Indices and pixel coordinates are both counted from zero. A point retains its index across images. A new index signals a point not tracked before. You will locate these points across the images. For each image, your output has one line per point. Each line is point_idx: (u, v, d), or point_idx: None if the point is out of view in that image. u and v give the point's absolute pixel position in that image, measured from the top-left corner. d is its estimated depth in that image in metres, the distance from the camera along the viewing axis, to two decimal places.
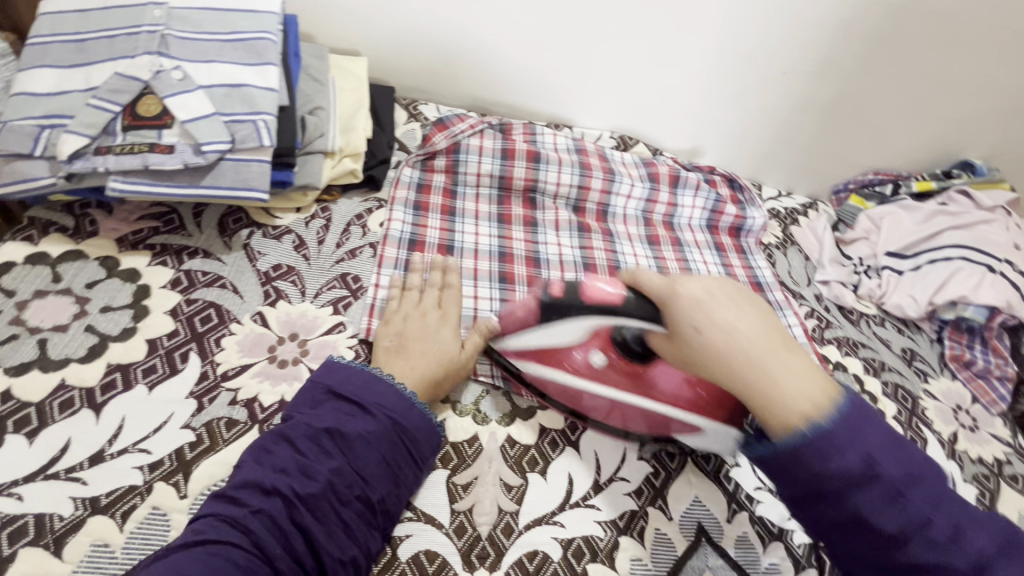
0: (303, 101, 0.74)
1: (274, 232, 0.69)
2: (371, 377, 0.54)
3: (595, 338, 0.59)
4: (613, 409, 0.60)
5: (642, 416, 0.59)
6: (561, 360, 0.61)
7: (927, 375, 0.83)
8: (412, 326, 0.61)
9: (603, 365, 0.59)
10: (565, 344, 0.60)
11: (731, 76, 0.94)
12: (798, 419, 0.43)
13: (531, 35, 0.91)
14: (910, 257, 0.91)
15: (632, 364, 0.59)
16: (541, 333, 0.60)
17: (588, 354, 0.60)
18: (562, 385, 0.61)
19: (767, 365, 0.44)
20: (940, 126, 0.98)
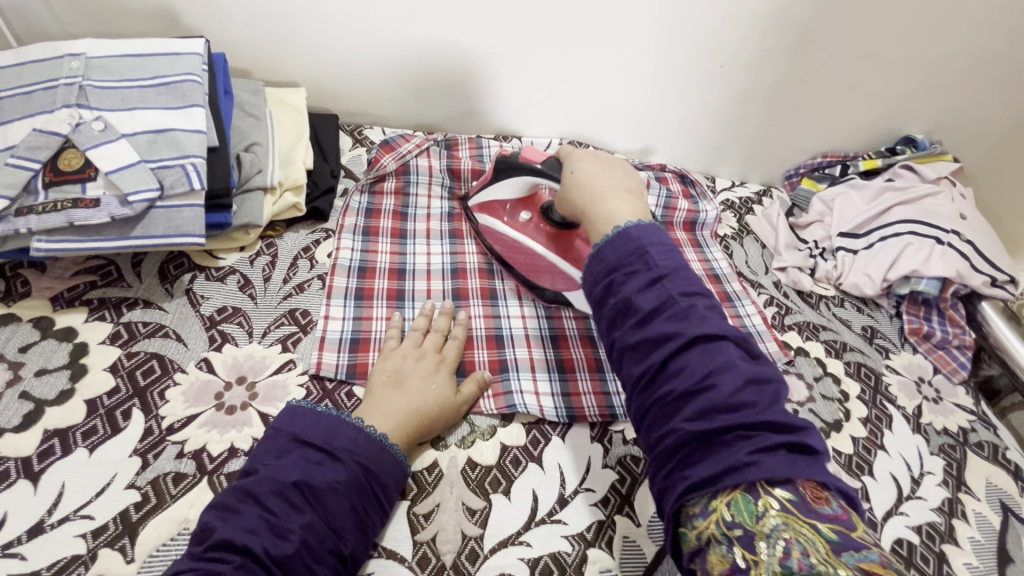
0: (238, 138, 0.73)
1: (217, 274, 0.68)
2: (340, 422, 0.52)
3: (529, 199, 0.76)
4: (518, 250, 0.76)
5: (550, 272, 0.74)
6: (500, 211, 0.77)
7: (888, 350, 0.84)
8: (409, 366, 0.61)
9: (529, 221, 0.76)
10: (505, 199, 0.77)
11: (671, 74, 0.95)
12: (609, 220, 0.58)
13: (467, 51, 0.90)
14: (863, 236, 0.92)
15: (554, 228, 0.74)
16: (491, 189, 0.77)
17: (515, 212, 0.76)
18: (505, 238, 0.76)
19: (602, 194, 0.61)
20: (880, 105, 0.99)
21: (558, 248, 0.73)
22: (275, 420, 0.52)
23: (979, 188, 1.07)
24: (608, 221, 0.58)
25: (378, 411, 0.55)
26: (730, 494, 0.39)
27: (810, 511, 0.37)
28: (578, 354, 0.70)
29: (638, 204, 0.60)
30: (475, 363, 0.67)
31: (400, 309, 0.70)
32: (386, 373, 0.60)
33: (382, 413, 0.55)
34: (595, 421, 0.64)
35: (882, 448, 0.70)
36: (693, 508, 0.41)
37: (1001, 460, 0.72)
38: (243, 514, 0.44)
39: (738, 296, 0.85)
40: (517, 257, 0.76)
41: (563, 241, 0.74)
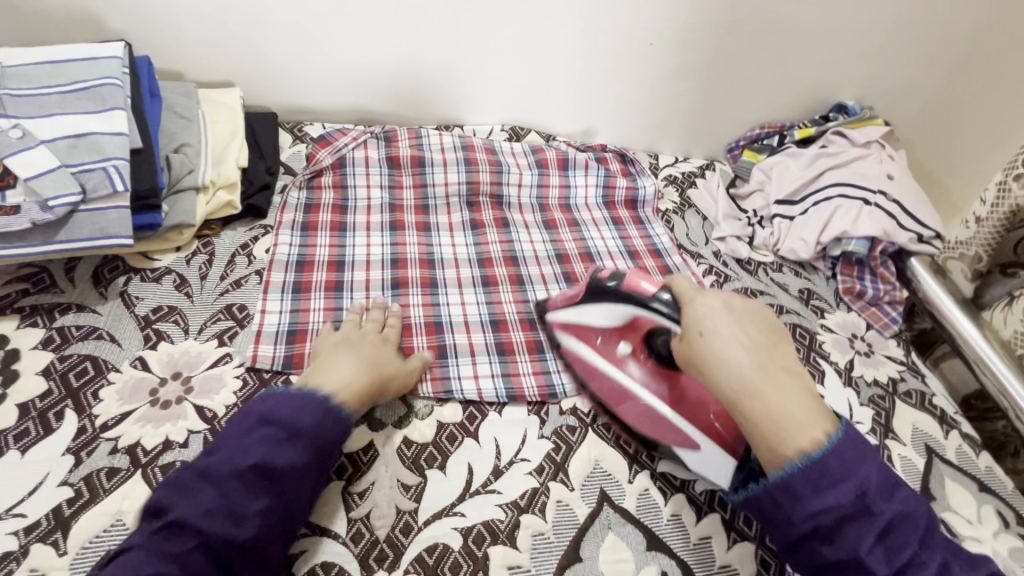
0: (167, 140, 0.74)
1: (152, 275, 0.68)
2: (295, 397, 0.53)
3: (628, 327, 0.64)
4: (624, 397, 0.63)
5: (653, 426, 0.61)
6: (592, 335, 0.67)
7: (824, 310, 0.86)
8: (357, 341, 0.64)
9: (629, 354, 0.64)
10: (596, 325, 0.66)
11: (604, 53, 0.96)
12: (797, 449, 0.46)
13: (401, 42, 0.91)
14: (798, 202, 0.95)
15: (660, 365, 0.63)
16: (580, 312, 0.66)
17: (610, 342, 0.66)
18: (608, 382, 0.65)
19: (740, 390, 0.48)
20: (810, 74, 1.02)
21: (677, 396, 0.61)
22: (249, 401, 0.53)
23: (912, 150, 1.11)
24: (793, 450, 0.46)
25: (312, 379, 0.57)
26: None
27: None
28: (518, 336, 0.73)
29: (755, 337, 0.50)
30: (413, 349, 0.68)
31: (338, 299, 0.72)
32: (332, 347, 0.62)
33: (332, 376, 0.57)
34: (532, 400, 0.66)
35: None
36: None
37: (927, 407, 0.75)
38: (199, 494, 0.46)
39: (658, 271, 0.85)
40: (620, 401, 0.64)
41: (672, 382, 0.62)
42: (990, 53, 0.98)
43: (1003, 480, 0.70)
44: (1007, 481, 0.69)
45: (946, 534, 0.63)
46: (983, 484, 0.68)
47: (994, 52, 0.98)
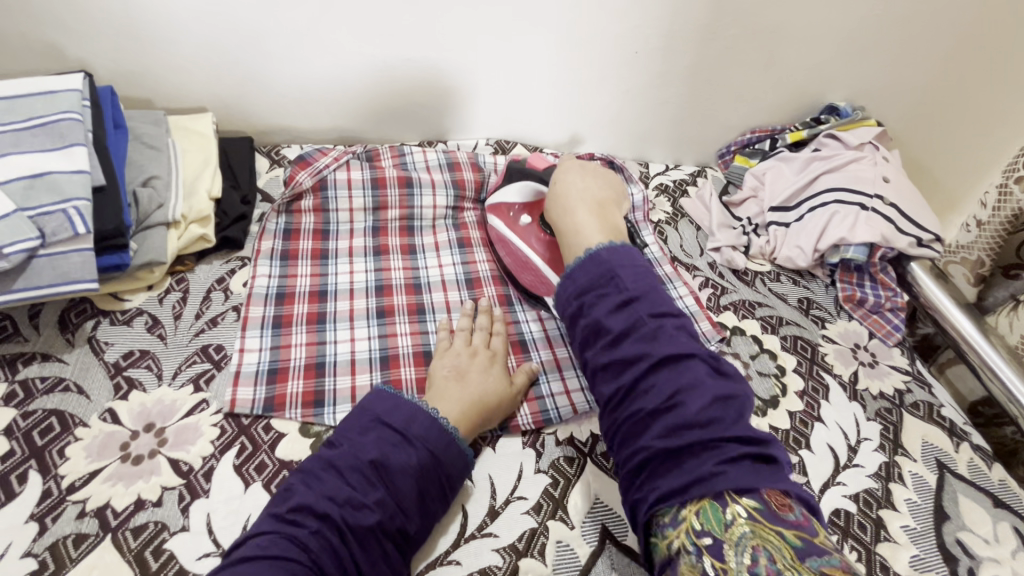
0: (135, 172, 0.70)
1: (123, 316, 0.65)
2: (419, 411, 0.55)
3: (534, 204, 0.78)
4: (527, 265, 0.74)
5: (534, 279, 0.73)
6: (506, 212, 0.79)
7: (824, 320, 0.84)
8: (465, 362, 0.63)
9: (528, 224, 0.76)
10: (512, 202, 0.79)
11: (587, 61, 0.94)
12: (581, 248, 0.64)
13: (378, 58, 0.88)
14: (794, 208, 0.92)
15: (548, 235, 0.74)
16: (500, 192, 0.80)
17: (519, 214, 0.78)
18: (513, 246, 0.76)
19: (569, 220, 0.67)
20: (799, 76, 1.00)
21: (552, 258, 0.73)
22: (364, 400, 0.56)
23: (906, 147, 1.09)
24: (579, 249, 0.64)
25: (448, 399, 0.59)
26: (699, 503, 0.43)
27: (776, 518, 0.41)
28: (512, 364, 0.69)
29: (593, 187, 0.71)
30: (401, 382, 0.65)
31: (321, 333, 0.68)
32: (447, 369, 0.63)
33: (441, 401, 0.58)
34: (527, 429, 0.63)
35: (819, 420, 0.71)
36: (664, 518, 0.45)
37: (936, 418, 0.73)
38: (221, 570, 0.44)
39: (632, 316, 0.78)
40: (516, 261, 0.76)
41: (553, 247, 0.73)
42: (983, 48, 0.96)
43: (1017, 493, 0.67)
44: (1021, 495, 0.67)
45: (962, 556, 0.61)
46: (998, 500, 0.66)
47: (986, 47, 0.95)
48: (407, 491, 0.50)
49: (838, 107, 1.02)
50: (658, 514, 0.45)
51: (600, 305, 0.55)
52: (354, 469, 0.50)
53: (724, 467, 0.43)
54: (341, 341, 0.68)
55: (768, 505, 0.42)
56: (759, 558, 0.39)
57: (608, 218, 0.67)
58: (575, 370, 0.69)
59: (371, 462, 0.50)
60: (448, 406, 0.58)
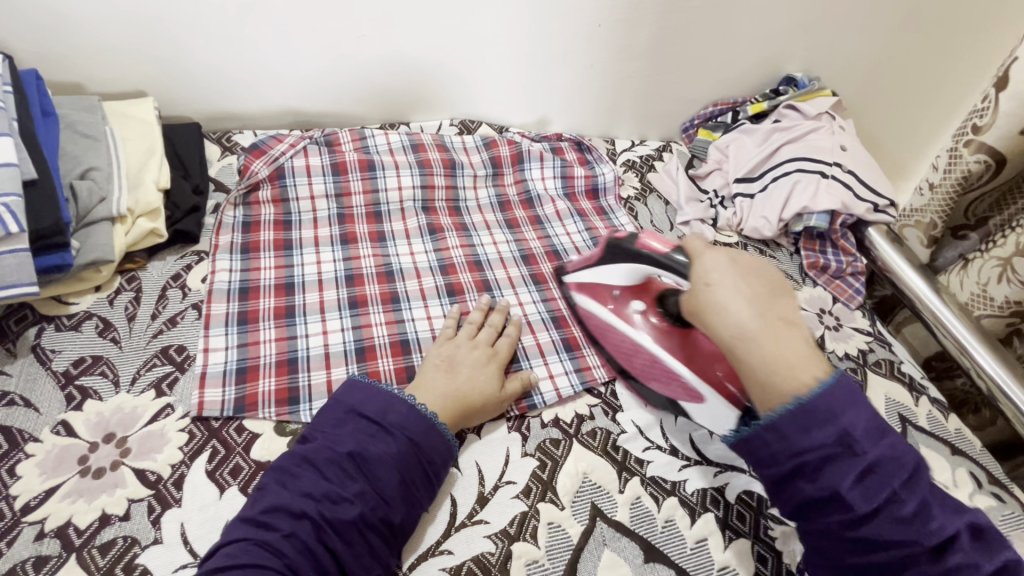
0: (71, 164, 0.65)
1: (69, 322, 0.60)
2: (394, 399, 0.54)
3: (641, 287, 0.68)
4: (637, 351, 0.66)
5: (649, 361, 0.65)
6: (606, 297, 0.70)
7: (791, 288, 0.87)
8: (462, 354, 0.62)
9: (642, 314, 0.67)
10: (614, 284, 0.69)
11: (550, 34, 0.91)
12: (786, 391, 0.43)
13: (330, 36, 0.83)
14: (757, 179, 0.94)
15: (671, 324, 0.65)
16: (596, 270, 0.70)
17: (624, 299, 0.69)
18: (612, 329, 0.69)
19: (740, 347, 0.45)
20: (755, 46, 1.00)
21: (689, 353, 0.63)
22: (335, 393, 0.55)
23: (858, 118, 1.13)
24: (785, 391, 0.43)
25: (434, 389, 0.57)
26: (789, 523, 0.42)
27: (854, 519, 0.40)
28: None
29: (757, 289, 0.47)
30: (380, 373, 0.63)
31: (291, 327, 0.65)
32: (438, 359, 0.62)
33: (430, 390, 0.57)
34: (511, 414, 0.62)
35: None
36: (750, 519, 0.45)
37: (897, 375, 0.77)
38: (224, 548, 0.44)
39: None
40: (624, 351, 0.67)
41: (684, 339, 0.64)
42: (928, 17, 0.98)
43: (971, 440, 0.72)
44: (975, 441, 0.72)
45: None
46: (955, 447, 0.70)
47: (933, 15, 0.98)
48: (390, 482, 0.49)
49: (795, 78, 1.03)
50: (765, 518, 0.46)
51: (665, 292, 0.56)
52: (329, 462, 0.48)
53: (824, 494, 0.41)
54: (313, 335, 0.65)
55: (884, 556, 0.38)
56: None
57: (784, 315, 0.46)
58: (556, 353, 0.69)
59: (347, 455, 0.49)
60: (432, 394, 0.57)
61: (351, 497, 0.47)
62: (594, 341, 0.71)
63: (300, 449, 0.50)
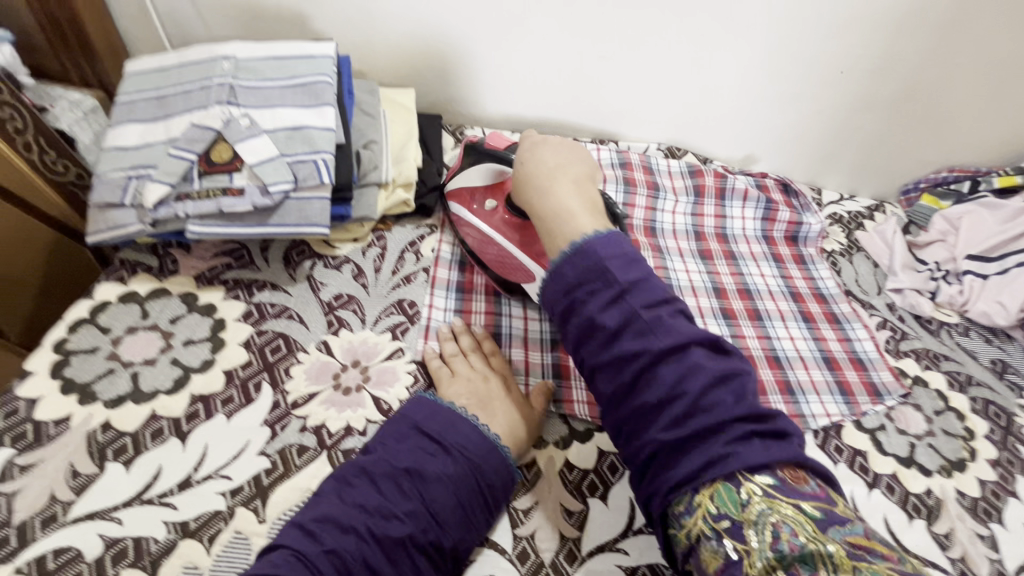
0: (357, 135, 0.78)
1: (334, 262, 0.72)
2: (455, 416, 0.54)
3: (496, 188, 0.72)
4: (489, 242, 0.70)
5: (501, 252, 0.69)
6: (469, 200, 0.73)
7: (1022, 388, 0.76)
8: (479, 386, 0.59)
9: (494, 210, 0.71)
10: (473, 186, 0.73)
11: (783, 74, 0.90)
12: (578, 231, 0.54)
13: (569, 56, 0.90)
14: (996, 259, 0.84)
15: (517, 219, 0.69)
16: (462, 176, 0.74)
17: (483, 200, 0.72)
18: (479, 233, 0.71)
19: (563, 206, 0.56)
20: (1023, 114, 0.90)
21: (526, 242, 0.67)
22: (404, 407, 0.55)
23: None
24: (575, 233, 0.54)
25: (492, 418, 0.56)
26: (712, 486, 0.41)
27: (792, 490, 0.40)
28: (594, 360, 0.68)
29: (569, 158, 0.62)
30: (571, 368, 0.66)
31: (498, 304, 0.72)
32: (465, 401, 0.57)
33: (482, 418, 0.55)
34: None
35: (1014, 495, 0.64)
36: (679, 507, 0.43)
37: None
38: (358, 487, 0.48)
39: (805, 389, 0.71)
40: (484, 248, 0.71)
41: (524, 230, 0.68)
42: None
43: None
44: None
45: None
46: None
47: None
48: (445, 503, 0.48)
49: None
50: (674, 503, 0.43)
51: (595, 299, 0.49)
52: (387, 476, 0.49)
53: (733, 448, 0.42)
54: (516, 316, 0.71)
55: (782, 479, 0.41)
56: (780, 534, 0.38)
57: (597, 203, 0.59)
58: None
59: (404, 470, 0.49)
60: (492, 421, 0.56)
61: (446, 456, 0.51)
62: (783, 392, 0.70)
63: (414, 412, 0.55)
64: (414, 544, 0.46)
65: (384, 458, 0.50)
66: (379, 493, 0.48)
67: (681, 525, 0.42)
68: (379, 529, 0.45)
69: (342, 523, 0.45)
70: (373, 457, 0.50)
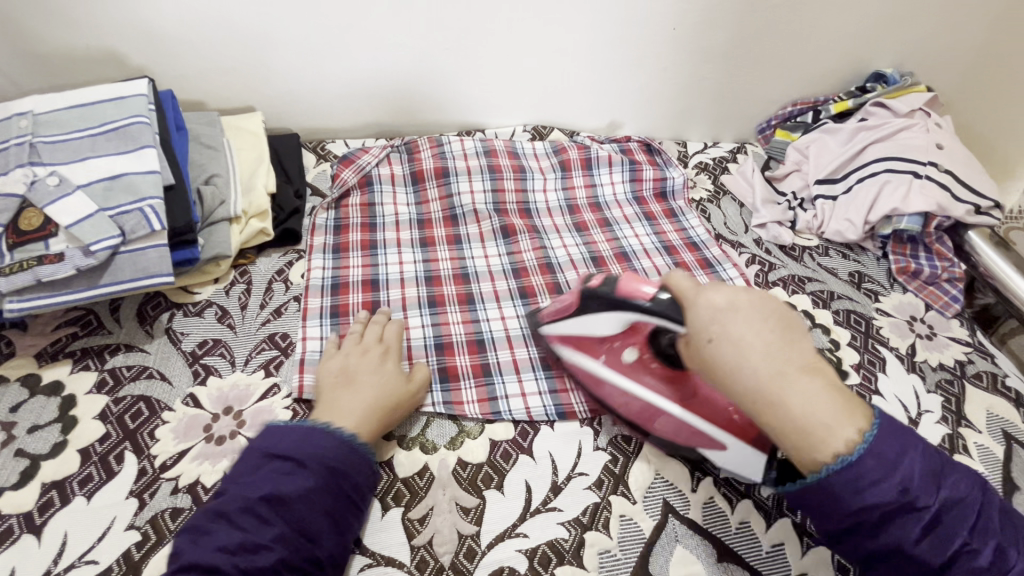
0: (197, 171, 0.74)
1: (194, 308, 0.68)
2: (315, 429, 0.52)
3: (629, 331, 0.60)
4: (651, 414, 0.58)
5: (664, 424, 0.57)
6: (595, 349, 0.62)
7: (878, 293, 0.82)
8: (358, 364, 0.61)
9: (635, 360, 0.60)
10: (599, 334, 0.61)
11: (624, 39, 0.92)
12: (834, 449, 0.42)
13: (413, 53, 0.89)
14: (841, 180, 0.90)
15: (667, 368, 0.58)
16: (579, 322, 0.61)
17: (621, 350, 0.61)
18: (625, 399, 0.60)
19: (776, 392, 0.42)
20: (844, 42, 0.97)
21: (681, 395, 0.57)
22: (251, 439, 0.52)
23: (956, 113, 1.06)
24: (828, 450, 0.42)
25: (339, 410, 0.55)
26: None
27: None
28: (465, 361, 0.67)
29: (766, 328, 0.44)
30: (458, 368, 0.66)
31: None
32: (337, 372, 0.60)
33: (338, 413, 0.55)
34: (583, 416, 0.63)
35: (877, 393, 0.70)
36: None
37: (1000, 389, 0.71)
38: (215, 534, 0.45)
39: None
40: (632, 410, 0.59)
41: (679, 383, 0.58)
42: None
43: None
44: None
45: None
46: None
47: None
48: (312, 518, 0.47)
49: (884, 73, 0.99)
50: None
51: None
52: (245, 512, 0.46)
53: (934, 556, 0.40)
54: None
55: None
56: None
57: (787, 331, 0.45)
58: None
59: (262, 498, 0.46)
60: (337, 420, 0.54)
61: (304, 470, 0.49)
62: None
63: (266, 441, 0.51)
64: (285, 567, 0.44)
65: (238, 493, 0.47)
66: (240, 529, 0.45)
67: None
68: (245, 565, 0.43)
69: (202, 566, 0.43)
70: (226, 497, 0.47)
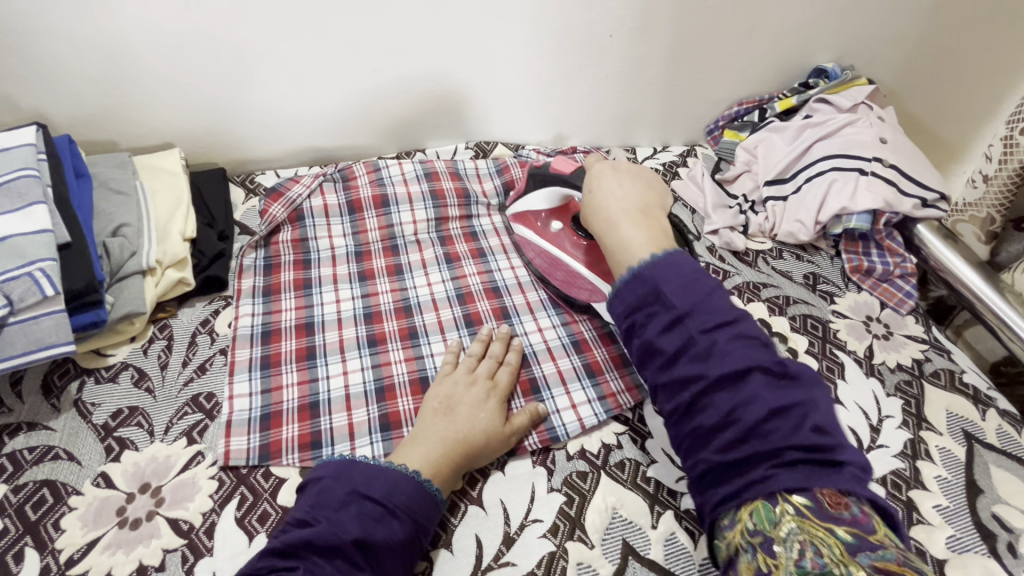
0: (104, 222, 0.68)
1: (107, 373, 0.63)
2: (347, 465, 0.51)
3: (562, 209, 0.77)
4: (557, 264, 0.75)
5: (568, 275, 0.73)
6: (534, 221, 0.79)
7: (833, 295, 0.81)
8: (462, 393, 0.60)
9: (561, 230, 0.76)
10: (538, 209, 0.78)
11: (561, 48, 0.89)
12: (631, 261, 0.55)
13: (339, 76, 0.84)
14: (790, 179, 0.89)
15: (585, 240, 0.73)
16: (527, 200, 0.79)
17: (549, 222, 0.78)
18: (540, 249, 0.77)
19: (617, 219, 0.59)
20: (783, 40, 0.95)
21: (592, 261, 0.72)
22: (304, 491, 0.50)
23: (899, 104, 1.07)
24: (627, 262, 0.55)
25: (430, 439, 0.55)
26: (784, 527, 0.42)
27: (829, 517, 0.39)
28: (407, 405, 0.63)
29: (629, 191, 0.63)
30: (400, 414, 0.62)
31: (312, 369, 0.65)
32: (440, 398, 0.60)
33: (428, 438, 0.55)
34: (535, 448, 0.60)
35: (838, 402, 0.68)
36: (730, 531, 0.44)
37: (958, 386, 0.70)
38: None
39: None
40: (551, 267, 0.76)
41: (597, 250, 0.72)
42: None
43: None
44: None
45: (1000, 531, 0.59)
46: None
47: None
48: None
49: (826, 69, 0.98)
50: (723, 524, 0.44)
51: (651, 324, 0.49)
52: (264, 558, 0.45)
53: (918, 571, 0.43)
54: (334, 376, 0.65)
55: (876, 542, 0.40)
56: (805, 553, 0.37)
57: (648, 190, 0.64)
58: (578, 380, 0.66)
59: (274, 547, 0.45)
60: (423, 452, 0.54)
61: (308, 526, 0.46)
62: (527, 392, 0.65)
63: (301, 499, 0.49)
64: None
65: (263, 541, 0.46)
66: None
67: (723, 536, 0.44)
68: None
69: None
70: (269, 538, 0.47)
